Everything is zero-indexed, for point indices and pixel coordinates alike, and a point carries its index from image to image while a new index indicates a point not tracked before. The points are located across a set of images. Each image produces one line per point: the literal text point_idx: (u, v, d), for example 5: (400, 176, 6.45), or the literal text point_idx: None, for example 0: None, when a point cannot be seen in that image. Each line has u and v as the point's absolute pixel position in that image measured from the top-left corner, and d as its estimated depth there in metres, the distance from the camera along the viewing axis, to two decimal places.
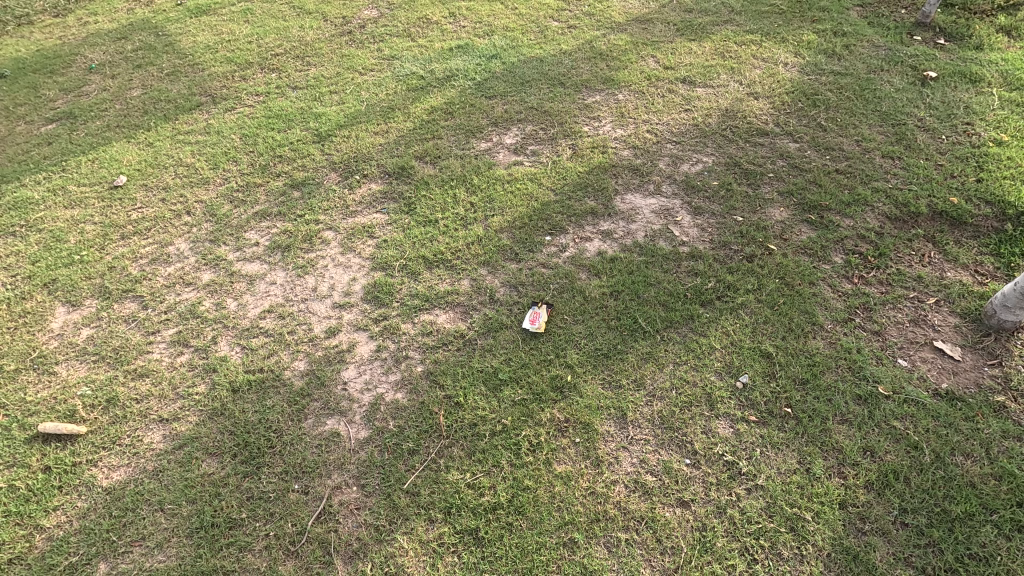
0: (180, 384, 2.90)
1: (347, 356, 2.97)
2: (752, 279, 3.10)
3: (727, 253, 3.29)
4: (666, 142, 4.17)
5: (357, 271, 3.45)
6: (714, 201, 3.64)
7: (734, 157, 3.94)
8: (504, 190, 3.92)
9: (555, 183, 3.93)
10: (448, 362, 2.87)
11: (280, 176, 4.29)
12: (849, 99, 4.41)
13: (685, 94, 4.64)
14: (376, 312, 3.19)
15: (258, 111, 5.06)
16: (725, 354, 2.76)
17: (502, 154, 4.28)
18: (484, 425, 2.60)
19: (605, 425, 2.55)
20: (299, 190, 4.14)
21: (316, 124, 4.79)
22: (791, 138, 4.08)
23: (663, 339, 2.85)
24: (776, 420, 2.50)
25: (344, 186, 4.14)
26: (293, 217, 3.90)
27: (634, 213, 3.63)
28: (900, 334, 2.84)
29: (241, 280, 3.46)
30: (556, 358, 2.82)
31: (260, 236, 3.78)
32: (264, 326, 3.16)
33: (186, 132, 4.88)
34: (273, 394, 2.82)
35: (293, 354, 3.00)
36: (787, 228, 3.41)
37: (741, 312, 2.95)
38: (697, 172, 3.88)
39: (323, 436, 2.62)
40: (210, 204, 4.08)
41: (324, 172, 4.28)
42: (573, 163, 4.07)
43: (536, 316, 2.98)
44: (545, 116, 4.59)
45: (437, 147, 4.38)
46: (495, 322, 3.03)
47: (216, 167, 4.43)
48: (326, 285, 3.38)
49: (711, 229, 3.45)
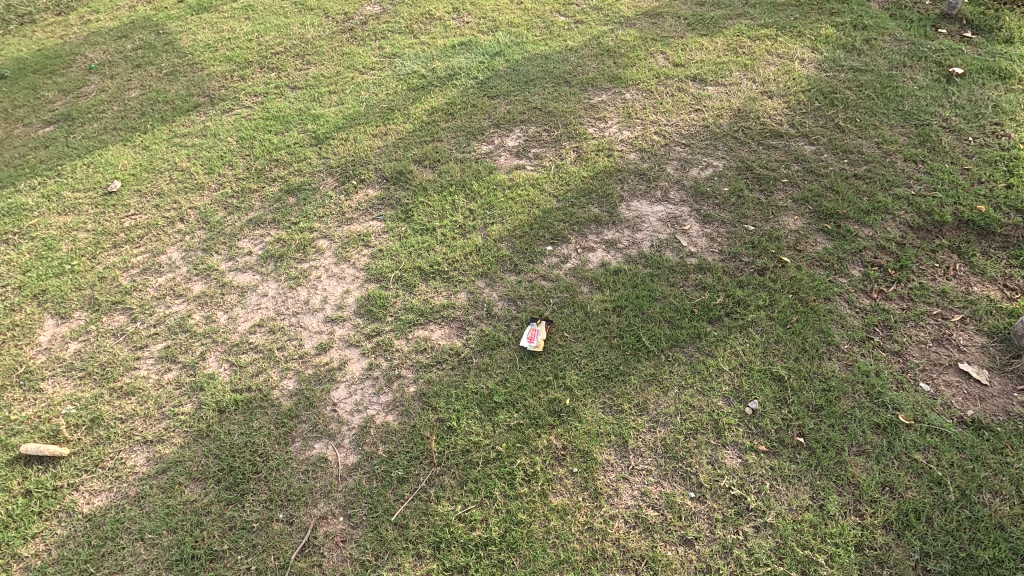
0: (166, 403, 2.82)
1: (338, 374, 2.86)
2: (764, 294, 2.92)
3: (737, 265, 3.12)
4: (675, 144, 3.99)
5: (351, 282, 3.33)
6: (724, 208, 3.46)
7: (746, 161, 3.75)
8: (505, 196, 3.77)
9: (558, 188, 3.78)
10: (442, 382, 2.75)
11: (275, 181, 4.19)
12: (869, 97, 4.19)
13: (695, 93, 4.44)
14: (369, 326, 3.08)
15: (255, 112, 4.95)
16: (734, 376, 2.60)
17: (503, 158, 4.13)
18: (477, 451, 2.47)
19: (604, 453, 2.41)
20: (295, 196, 4.04)
21: (313, 125, 4.67)
22: (807, 141, 3.88)
23: (668, 360, 2.70)
24: (787, 450, 2.35)
25: (340, 191, 4.02)
26: (287, 225, 3.79)
27: (639, 221, 3.47)
28: (922, 355, 2.67)
29: (232, 292, 3.37)
30: (555, 380, 2.68)
31: (253, 245, 3.68)
32: (253, 342, 3.06)
33: (182, 135, 4.78)
34: (260, 415, 2.71)
35: (282, 372, 2.89)
36: (802, 238, 3.22)
37: (752, 331, 2.78)
38: (706, 177, 3.70)
39: (310, 461, 2.52)
40: (204, 210, 3.98)
41: (320, 177, 4.16)
42: (577, 168, 3.91)
43: (533, 336, 2.85)
44: (549, 117, 4.42)
45: (436, 150, 4.24)
46: (491, 340, 2.91)
47: (211, 171, 4.33)
48: (318, 297, 3.26)
49: (720, 238, 3.28)
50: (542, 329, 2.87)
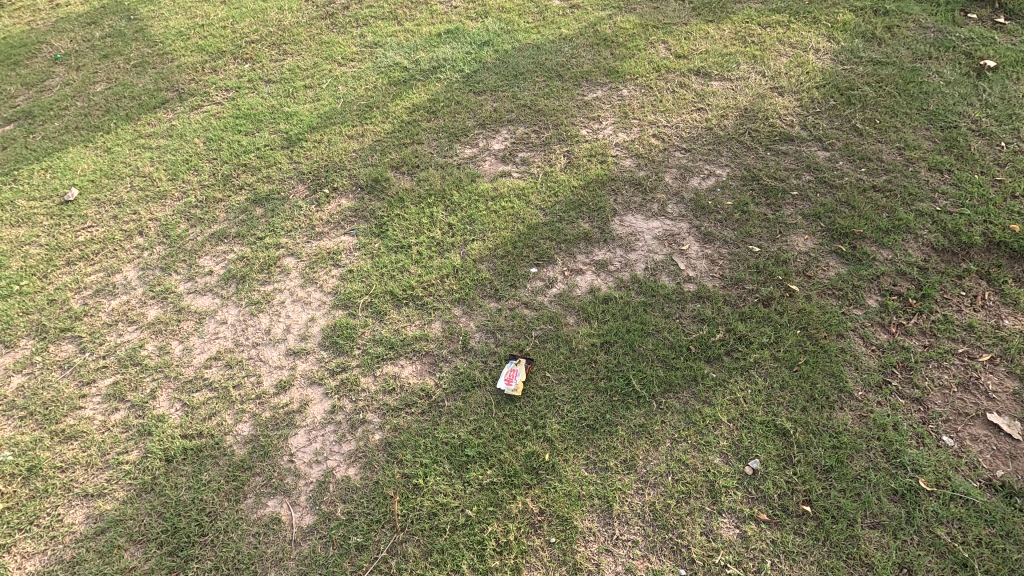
0: (110, 450, 2.58)
1: (297, 418, 2.61)
2: (769, 329, 2.63)
3: (740, 293, 2.81)
4: (675, 149, 3.64)
5: (317, 309, 3.06)
6: (727, 225, 3.15)
7: (752, 170, 3.41)
8: (488, 208, 3.46)
9: (545, 200, 3.46)
10: (410, 430, 2.49)
11: (242, 189, 3.88)
12: (890, 94, 3.81)
13: (698, 90, 4.07)
14: (334, 361, 2.81)
15: (225, 109, 4.61)
16: (733, 429, 2.33)
17: (488, 163, 3.80)
18: (444, 515, 2.23)
19: (586, 520, 2.16)
20: (262, 206, 3.74)
21: (286, 125, 4.34)
22: (820, 145, 3.53)
23: (660, 408, 2.42)
24: (791, 520, 2.08)
25: (311, 201, 3.72)
26: (252, 240, 3.50)
27: (633, 239, 3.16)
28: (945, 403, 2.38)
29: (189, 318, 3.10)
30: (534, 430, 2.42)
31: (215, 263, 3.40)
32: (208, 378, 2.81)
33: (147, 135, 4.46)
34: (210, 466, 2.47)
35: (237, 415, 2.64)
36: (813, 261, 2.91)
37: (755, 373, 2.49)
38: (708, 187, 3.37)
39: (262, 523, 2.29)
40: (165, 222, 3.70)
41: (290, 184, 3.86)
42: (567, 176, 3.59)
43: (510, 378, 2.56)
44: (539, 116, 4.07)
45: (416, 155, 3.91)
46: (466, 380, 2.64)
47: (174, 177, 4.03)
48: (281, 326, 3.00)
49: (721, 261, 2.97)
50: (524, 370, 2.59)
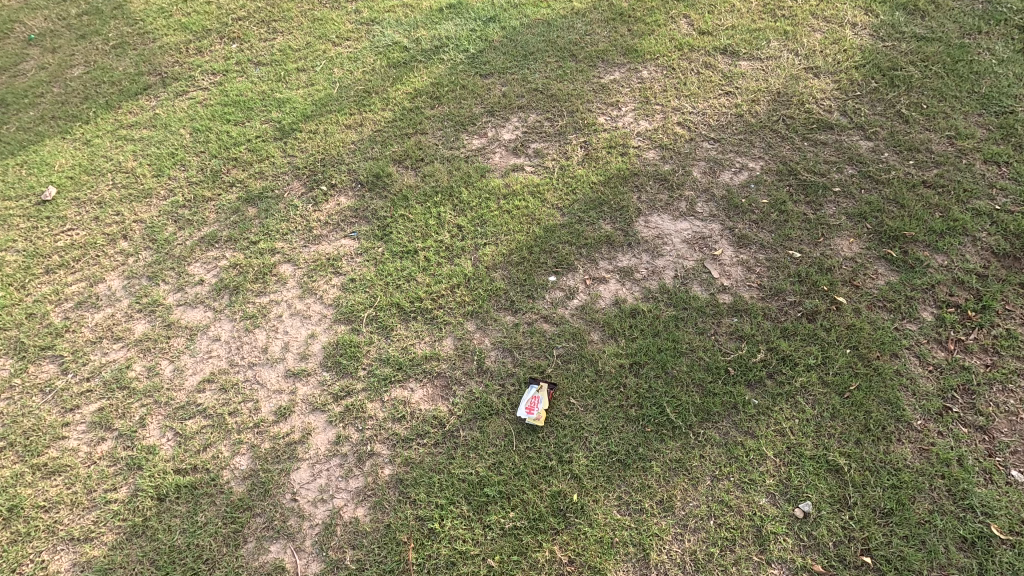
0: (97, 486, 2.37)
1: (300, 450, 2.40)
2: (815, 349, 2.39)
3: (781, 306, 2.57)
4: (703, 139, 3.34)
5: (317, 324, 2.82)
6: (762, 227, 2.88)
7: (788, 163, 3.12)
8: (499, 208, 3.18)
9: (562, 198, 3.18)
10: (423, 465, 2.29)
11: (233, 186, 3.59)
12: (937, 75, 3.48)
13: (726, 71, 3.73)
14: (337, 384, 2.58)
15: (212, 96, 4.28)
16: (780, 466, 2.11)
17: (498, 155, 3.50)
18: (464, 564, 2.05)
19: (620, 571, 1.97)
20: (255, 206, 3.45)
21: (278, 113, 4.01)
22: (862, 134, 3.23)
23: (698, 440, 2.21)
24: (848, 572, 1.89)
25: (308, 200, 3.44)
26: (245, 244, 3.24)
27: (660, 243, 2.89)
28: (1014, 432, 2.15)
29: (179, 334, 2.86)
30: (560, 466, 2.21)
31: (206, 271, 3.14)
32: (201, 404, 2.59)
33: (129, 125, 4.14)
34: (207, 506, 2.27)
35: (234, 447, 2.43)
36: (861, 269, 2.65)
37: (801, 400, 2.27)
38: (741, 183, 3.08)
39: (264, 572, 2.11)
40: (150, 224, 3.42)
41: (285, 181, 3.56)
42: (585, 170, 3.29)
43: (530, 407, 2.34)
44: (552, 102, 3.74)
45: (419, 146, 3.61)
46: (483, 406, 2.41)
47: (159, 174, 3.73)
48: (278, 344, 2.76)
49: (758, 268, 2.72)
50: (546, 398, 2.35)
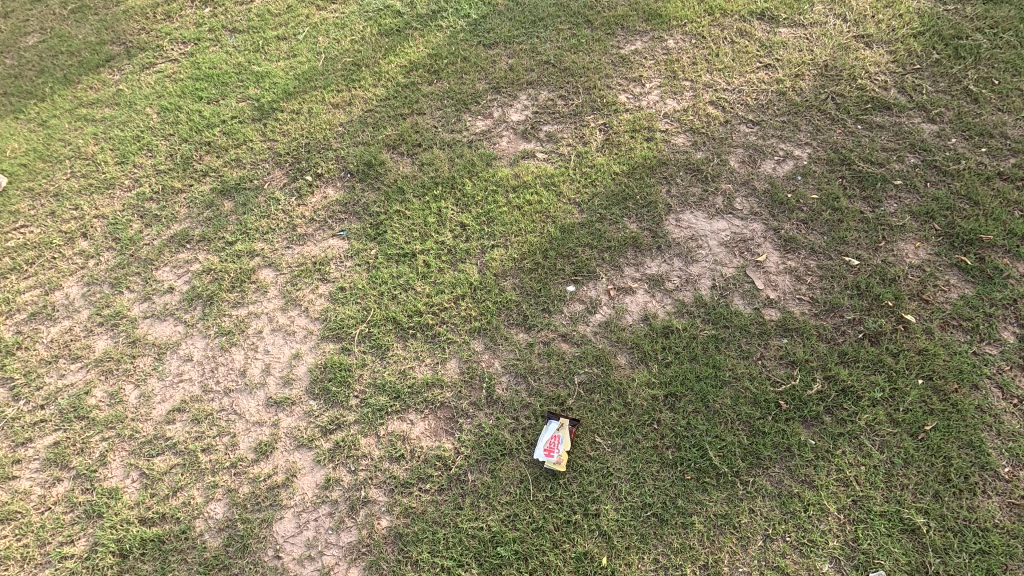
0: (54, 538, 2.08)
1: (283, 495, 2.09)
2: (881, 379, 2.05)
3: (838, 324, 2.21)
4: (740, 121, 2.92)
5: (303, 341, 2.47)
6: (812, 227, 2.50)
7: (840, 150, 2.72)
8: (509, 203, 2.80)
9: (580, 191, 2.79)
10: (425, 517, 2.00)
11: (206, 175, 3.18)
12: (1009, 44, 3.02)
13: (764, 39, 3.27)
14: (326, 415, 2.26)
15: (183, 69, 3.81)
16: (844, 524, 1.81)
17: (505, 140, 3.09)
18: None
19: None
20: (231, 199, 3.06)
21: (257, 90, 3.56)
22: (924, 116, 2.81)
23: (747, 491, 1.89)
24: None
25: (291, 192, 3.04)
26: (220, 245, 2.85)
27: (694, 245, 2.52)
28: None
29: (145, 353, 2.51)
30: (586, 520, 1.92)
31: (176, 276, 2.77)
32: (170, 438, 2.26)
33: (90, 103, 3.68)
34: (178, 564, 1.99)
35: (208, 491, 2.12)
36: (930, 279, 2.28)
37: (868, 441, 1.94)
38: (785, 174, 2.69)
39: None
40: (113, 220, 3.03)
41: (265, 170, 3.16)
42: (605, 158, 2.89)
43: (547, 450, 2.02)
44: (566, 76, 3.29)
45: (416, 130, 3.19)
46: (494, 445, 2.10)
47: (124, 160, 3.31)
48: (258, 365, 2.42)
49: (809, 277, 2.36)
50: (567, 442, 2.03)
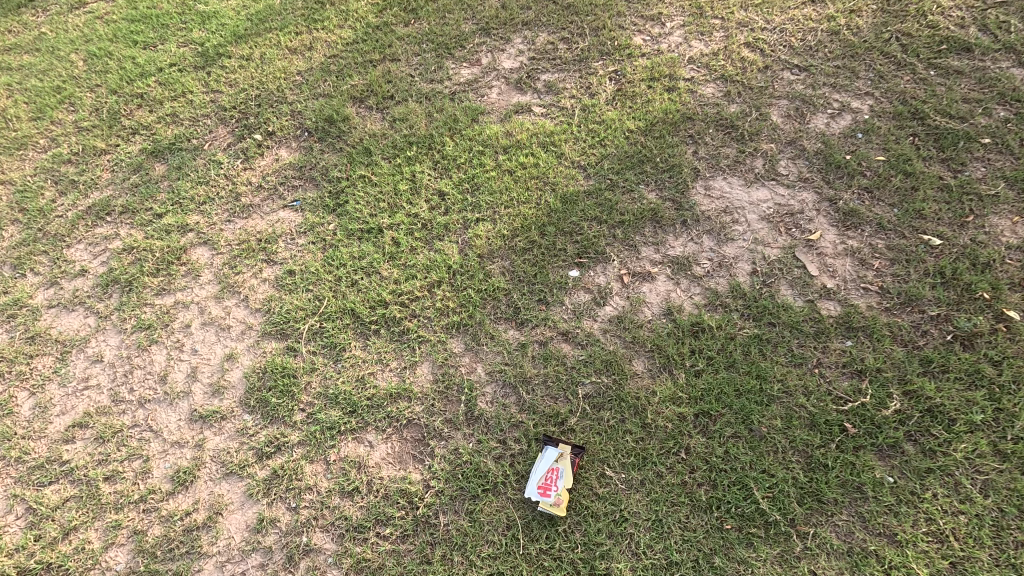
0: None
1: (203, 539, 1.65)
2: (977, 397, 1.58)
3: (917, 322, 1.73)
4: (783, 67, 2.37)
5: (239, 338, 1.99)
6: (879, 196, 1.99)
7: (911, 101, 2.18)
8: (498, 168, 2.28)
9: (585, 153, 2.27)
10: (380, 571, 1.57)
11: (136, 133, 2.64)
12: None
13: None
14: (263, 435, 1.79)
15: (117, 8, 3.21)
16: None
17: (495, 92, 2.54)
18: None
19: None
20: (163, 162, 2.53)
21: (201, 32, 2.98)
22: (1015, 58, 2.26)
23: (807, 547, 1.46)
24: None
25: (236, 155, 2.51)
26: (147, 217, 2.34)
27: (728, 220, 2.03)
28: None
29: (46, 351, 2.03)
30: None
31: (90, 255, 2.26)
32: (68, 462, 1.80)
33: (6, 49, 3.11)
34: None
35: (109, 533, 1.67)
36: None
37: (965, 481, 1.49)
38: (842, 131, 2.16)
39: None
40: (21, 187, 2.51)
41: (206, 127, 2.62)
42: (617, 113, 2.36)
43: (542, 491, 1.57)
44: (570, 13, 2.71)
45: (388, 79, 2.64)
46: (475, 479, 1.66)
47: (40, 116, 2.77)
48: (182, 368, 1.94)
49: (876, 261, 1.86)
50: (568, 478, 1.57)
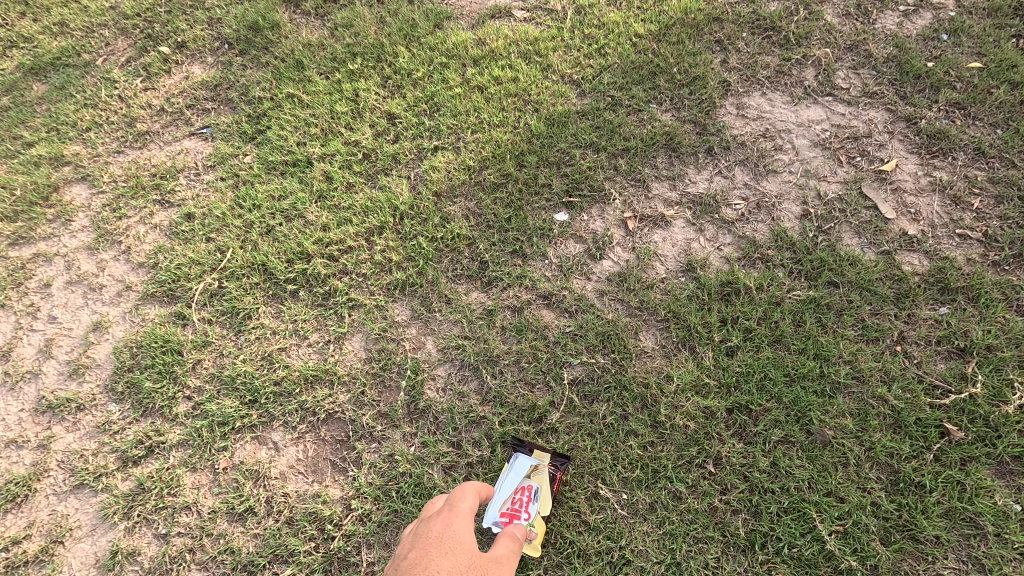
0: None
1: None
2: None
3: None
4: None
5: (112, 301, 1.48)
6: (974, 114, 1.47)
7: None
8: (465, 82, 1.74)
9: (579, 62, 1.72)
10: None
11: (9, 44, 2.08)
12: None
13: None
14: (130, 433, 1.31)
15: None
16: None
17: None
18: None
19: None
20: (42, 80, 1.98)
21: None
22: None
23: None
24: None
25: (134, 71, 1.97)
26: (13, 148, 1.81)
27: (768, 148, 1.51)
28: None
29: None
30: None
31: None
32: None
33: None
34: None
35: None
36: None
37: None
38: (921, 29, 1.62)
39: None
40: None
41: (98, 37, 2.06)
42: (622, 10, 1.79)
43: (508, 519, 1.08)
44: None
45: None
46: (420, 497, 1.20)
47: None
48: (33, 341, 1.44)
49: (975, 198, 1.36)
50: (543, 501, 1.12)
